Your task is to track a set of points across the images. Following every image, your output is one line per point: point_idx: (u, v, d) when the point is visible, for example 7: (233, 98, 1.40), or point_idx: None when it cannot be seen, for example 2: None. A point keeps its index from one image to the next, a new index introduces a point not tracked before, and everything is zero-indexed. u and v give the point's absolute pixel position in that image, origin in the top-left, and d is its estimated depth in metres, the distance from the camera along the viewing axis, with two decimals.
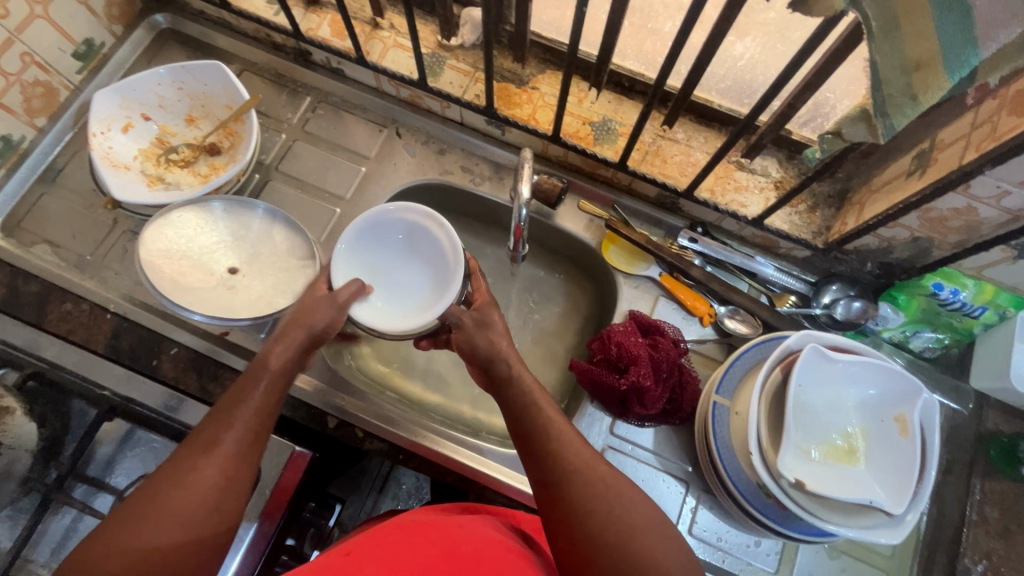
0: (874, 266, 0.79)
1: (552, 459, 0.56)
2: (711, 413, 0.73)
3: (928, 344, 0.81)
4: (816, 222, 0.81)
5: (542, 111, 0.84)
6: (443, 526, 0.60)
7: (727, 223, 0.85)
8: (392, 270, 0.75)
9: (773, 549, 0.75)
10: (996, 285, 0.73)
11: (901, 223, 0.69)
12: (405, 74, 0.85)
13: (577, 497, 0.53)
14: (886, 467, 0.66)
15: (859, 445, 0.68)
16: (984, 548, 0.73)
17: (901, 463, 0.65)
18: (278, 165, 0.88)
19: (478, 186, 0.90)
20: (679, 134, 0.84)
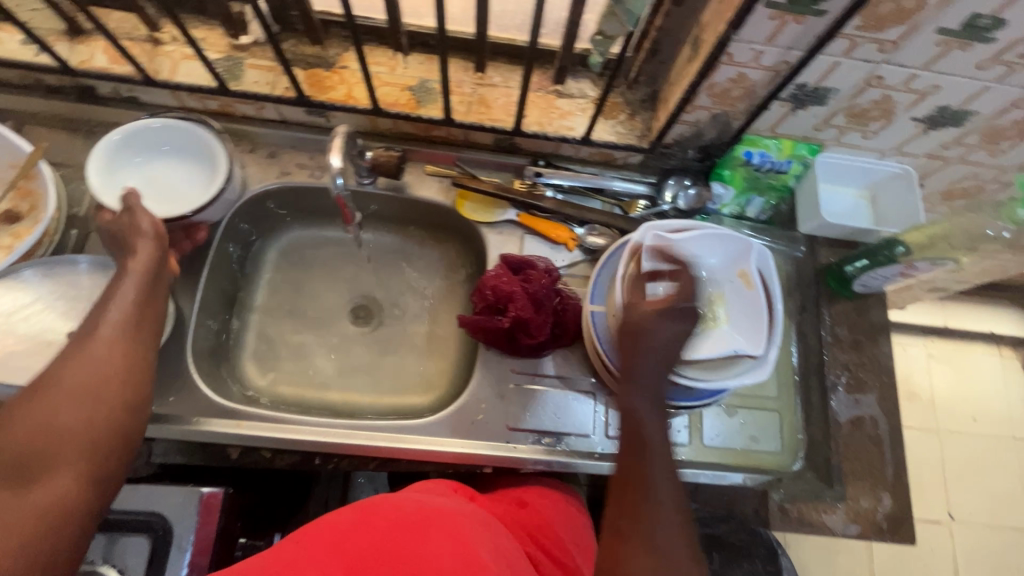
0: (696, 152, 0.87)
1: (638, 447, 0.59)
2: (592, 322, 0.78)
3: (760, 207, 0.90)
4: (638, 126, 0.87)
5: (357, 88, 0.83)
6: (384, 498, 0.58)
7: (564, 150, 0.89)
8: (163, 185, 0.80)
9: (682, 425, 0.82)
10: (792, 139, 0.82)
11: (698, 105, 0.76)
12: (203, 84, 0.81)
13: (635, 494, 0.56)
14: (743, 319, 0.73)
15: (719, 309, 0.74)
16: (844, 361, 0.85)
17: (752, 311, 0.73)
18: (95, 213, 0.81)
19: (320, 179, 0.88)
20: (496, 78, 0.86)
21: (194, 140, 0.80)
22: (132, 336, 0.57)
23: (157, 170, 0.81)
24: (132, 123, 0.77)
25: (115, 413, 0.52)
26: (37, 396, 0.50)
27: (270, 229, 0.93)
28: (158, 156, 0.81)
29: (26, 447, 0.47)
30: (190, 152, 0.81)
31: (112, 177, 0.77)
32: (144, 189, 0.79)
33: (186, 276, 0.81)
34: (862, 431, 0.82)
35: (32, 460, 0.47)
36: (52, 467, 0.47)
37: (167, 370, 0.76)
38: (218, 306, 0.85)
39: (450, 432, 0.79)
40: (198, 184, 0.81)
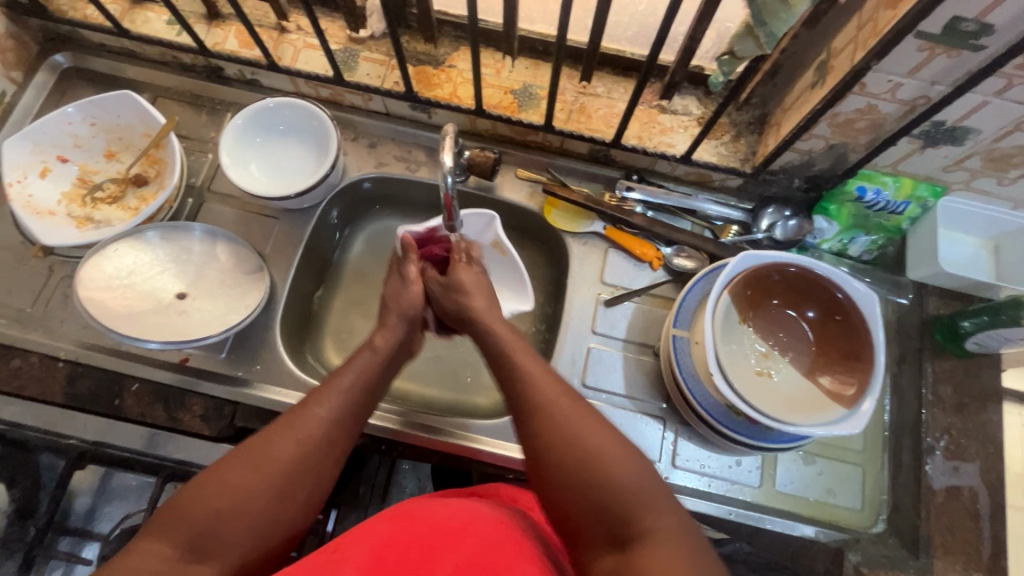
0: (802, 181, 0.83)
1: (528, 393, 0.61)
2: (673, 347, 0.75)
3: (864, 247, 0.85)
4: (742, 149, 0.84)
5: (462, 88, 0.85)
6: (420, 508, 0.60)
7: (659, 166, 0.87)
8: (280, 164, 0.85)
9: (754, 465, 0.78)
10: (914, 178, 0.76)
11: (814, 133, 0.72)
12: (320, 73, 0.85)
13: (538, 427, 0.58)
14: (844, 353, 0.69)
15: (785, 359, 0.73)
16: (945, 424, 0.78)
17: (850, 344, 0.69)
18: (210, 185, 0.87)
19: (415, 173, 0.90)
20: (599, 88, 0.85)
21: (311, 126, 0.84)
22: (339, 433, 0.61)
23: (275, 149, 0.86)
24: (252, 105, 0.82)
25: (312, 447, 0.58)
26: (289, 423, 0.59)
27: (360, 217, 0.96)
28: (276, 138, 0.85)
29: (220, 516, 0.52)
30: (303, 130, 0.85)
31: (240, 157, 0.83)
32: (265, 169, 0.85)
33: (282, 253, 0.85)
34: (959, 503, 0.75)
35: (261, 462, 0.56)
36: (261, 471, 0.55)
37: (258, 340, 0.80)
38: (307, 284, 0.88)
39: (514, 438, 0.79)
40: (307, 168, 0.85)
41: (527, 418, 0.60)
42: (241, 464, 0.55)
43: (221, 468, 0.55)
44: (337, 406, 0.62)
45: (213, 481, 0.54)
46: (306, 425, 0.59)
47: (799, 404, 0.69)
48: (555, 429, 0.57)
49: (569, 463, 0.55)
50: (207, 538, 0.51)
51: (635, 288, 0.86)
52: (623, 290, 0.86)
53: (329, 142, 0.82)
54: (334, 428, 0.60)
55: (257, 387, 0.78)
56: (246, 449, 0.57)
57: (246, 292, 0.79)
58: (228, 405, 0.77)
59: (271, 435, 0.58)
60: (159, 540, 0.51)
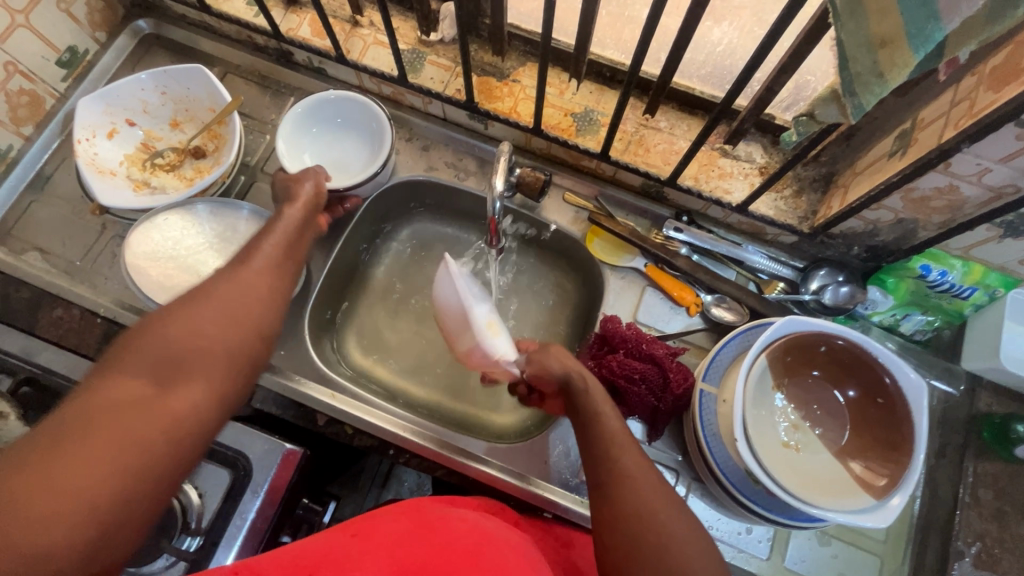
0: (861, 250, 0.79)
1: (602, 463, 0.58)
2: (698, 402, 0.73)
3: (918, 326, 0.80)
4: (802, 207, 0.80)
5: (523, 104, 0.84)
6: (439, 516, 0.60)
7: (712, 211, 0.84)
8: (333, 156, 0.86)
9: (764, 536, 0.75)
10: (985, 265, 0.72)
11: (884, 205, 0.68)
12: (385, 71, 0.86)
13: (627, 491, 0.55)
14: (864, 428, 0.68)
15: (814, 435, 0.69)
16: (979, 531, 0.73)
17: (890, 432, 0.65)
18: (263, 166, 0.88)
19: (463, 181, 0.90)
20: (662, 122, 0.83)
21: (369, 122, 0.85)
22: (273, 276, 0.61)
23: (330, 141, 0.86)
24: (312, 96, 0.83)
25: (254, 305, 0.56)
26: (229, 274, 0.58)
27: (401, 215, 0.96)
28: (331, 131, 0.86)
29: (180, 347, 0.50)
30: (358, 125, 0.86)
31: (295, 144, 0.84)
32: (318, 160, 0.85)
33: (323, 242, 0.86)
34: None
35: (200, 296, 0.54)
36: (204, 298, 0.54)
37: (286, 324, 0.81)
38: (340, 275, 0.89)
39: (521, 466, 0.78)
40: (360, 163, 0.86)
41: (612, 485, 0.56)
42: (182, 305, 0.53)
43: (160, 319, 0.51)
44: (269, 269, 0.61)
45: (159, 332, 0.50)
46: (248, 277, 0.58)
47: (827, 487, 0.65)
48: (642, 505, 0.53)
49: (654, 546, 0.51)
50: (169, 377, 0.48)
51: (668, 332, 0.83)
52: (656, 333, 0.83)
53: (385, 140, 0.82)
54: (269, 273, 0.60)
55: (277, 372, 0.79)
56: (186, 293, 0.55)
57: None
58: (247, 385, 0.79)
59: (209, 284, 0.56)
60: (119, 376, 0.47)
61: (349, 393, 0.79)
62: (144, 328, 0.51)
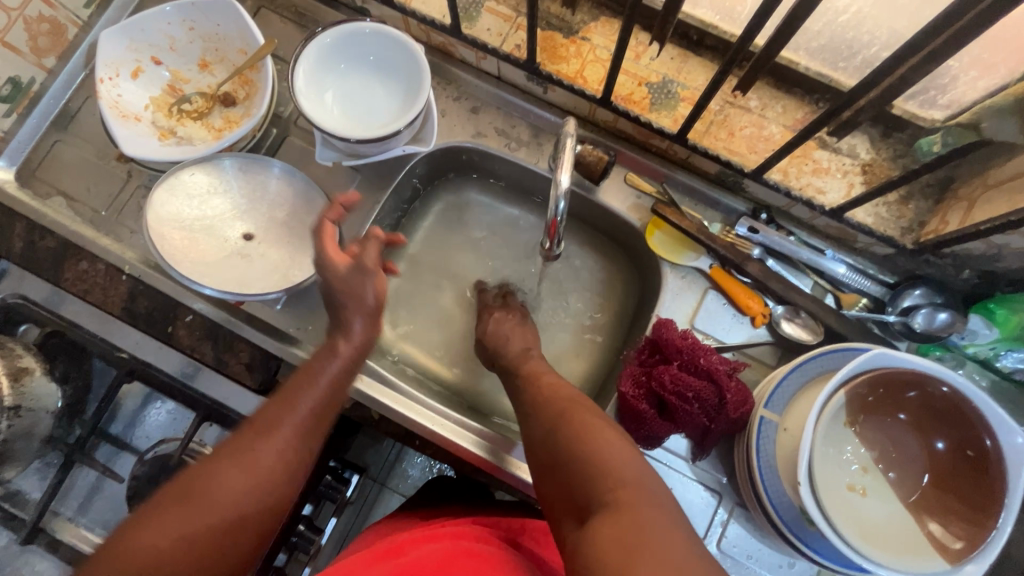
0: (972, 274, 0.68)
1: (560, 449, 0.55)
2: (756, 427, 0.66)
3: (1018, 365, 0.69)
4: (907, 216, 0.69)
5: (592, 68, 0.73)
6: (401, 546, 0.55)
7: (796, 210, 0.73)
8: (358, 99, 0.73)
9: (807, 572, 0.70)
10: None
11: (1021, 230, 0.57)
12: (436, 18, 0.75)
13: (599, 443, 0.53)
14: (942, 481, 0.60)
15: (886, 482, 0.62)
16: None
17: (981, 493, 0.57)
18: (297, 119, 0.80)
19: (514, 152, 0.80)
20: (753, 101, 0.71)
21: (405, 64, 0.71)
22: (299, 445, 0.55)
23: (357, 89, 0.73)
24: (344, 25, 0.69)
25: (259, 508, 0.50)
26: (228, 465, 0.51)
27: (443, 180, 0.88)
28: (357, 78, 0.73)
29: (166, 553, 0.45)
30: (394, 70, 0.72)
31: (317, 79, 0.71)
32: (342, 101, 0.72)
33: (359, 210, 0.79)
34: None
35: (193, 500, 0.48)
36: (201, 502, 0.48)
37: (316, 297, 0.76)
38: None
39: None
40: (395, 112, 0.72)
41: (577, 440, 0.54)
42: (179, 506, 0.48)
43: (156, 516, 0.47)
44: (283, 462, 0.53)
45: (144, 534, 0.46)
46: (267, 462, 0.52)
47: (896, 545, 0.57)
48: (603, 457, 0.51)
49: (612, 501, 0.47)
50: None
51: (727, 343, 0.74)
52: (714, 342, 0.75)
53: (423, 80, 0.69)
54: (295, 443, 0.55)
55: (303, 347, 0.74)
56: (184, 482, 0.50)
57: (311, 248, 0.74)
58: (274, 359, 0.75)
59: (214, 470, 0.50)
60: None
61: (377, 376, 0.75)
62: (137, 528, 0.47)
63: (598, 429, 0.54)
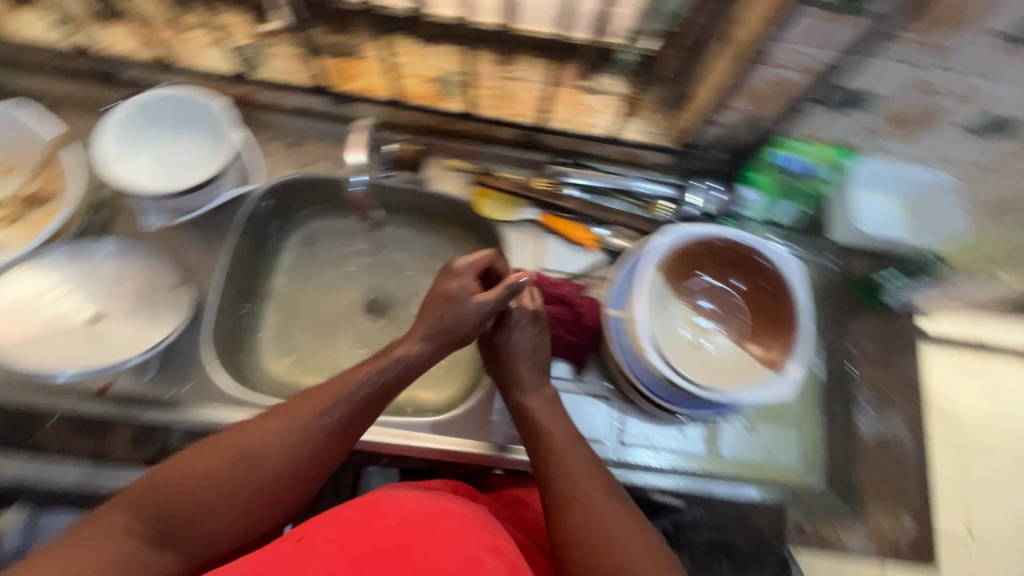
0: (725, 153, 0.84)
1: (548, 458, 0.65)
2: (612, 328, 0.75)
3: (793, 214, 0.86)
4: (667, 125, 0.84)
5: (381, 79, 0.83)
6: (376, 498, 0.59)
7: (588, 147, 0.87)
8: (174, 157, 0.77)
9: (698, 435, 0.80)
10: (828, 143, 0.80)
11: (731, 106, 0.73)
12: (227, 72, 0.81)
13: (574, 514, 0.60)
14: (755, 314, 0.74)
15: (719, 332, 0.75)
16: (870, 376, 0.82)
17: (778, 309, 0.71)
18: (119, 198, 0.81)
19: (340, 170, 0.87)
20: (522, 71, 0.84)
21: (207, 115, 0.76)
22: (243, 480, 0.55)
23: (167, 148, 0.77)
24: (139, 95, 0.73)
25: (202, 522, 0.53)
26: (185, 478, 0.54)
27: (289, 215, 0.91)
28: (165, 137, 0.77)
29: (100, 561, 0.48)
30: (199, 123, 0.77)
31: (125, 148, 0.74)
32: (156, 162, 0.76)
33: (207, 261, 0.81)
34: (887, 449, 0.80)
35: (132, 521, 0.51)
36: (139, 512, 0.52)
37: (186, 356, 0.76)
38: (237, 292, 0.84)
39: (464, 431, 0.79)
40: (208, 159, 0.77)
41: (560, 503, 0.61)
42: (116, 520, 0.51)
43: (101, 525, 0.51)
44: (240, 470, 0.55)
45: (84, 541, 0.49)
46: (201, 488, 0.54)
47: (740, 373, 0.70)
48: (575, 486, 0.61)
49: (582, 525, 0.59)
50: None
51: (575, 273, 0.85)
52: (563, 275, 0.85)
53: (227, 123, 0.75)
54: (239, 476, 0.55)
55: (187, 405, 0.74)
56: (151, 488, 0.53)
57: (164, 312, 0.75)
58: (157, 430, 0.73)
59: (168, 481, 0.54)
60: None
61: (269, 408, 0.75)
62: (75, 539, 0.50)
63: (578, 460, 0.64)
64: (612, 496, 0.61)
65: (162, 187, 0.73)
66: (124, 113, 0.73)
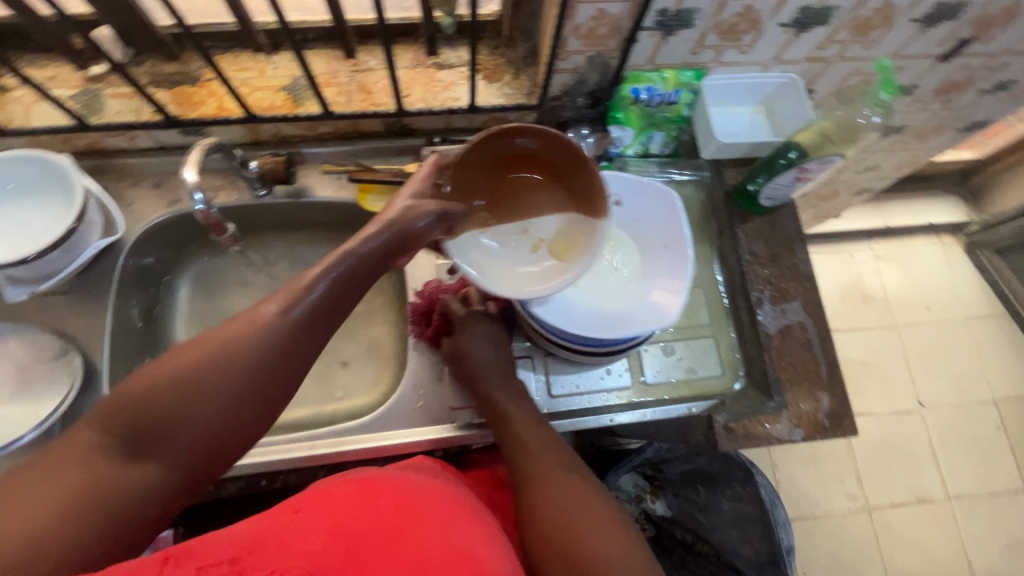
0: (586, 98, 0.86)
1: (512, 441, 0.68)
2: (511, 290, 0.77)
3: (662, 142, 0.91)
4: (524, 84, 0.86)
5: (228, 98, 0.80)
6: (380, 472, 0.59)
7: (456, 122, 0.88)
8: (24, 224, 0.73)
9: (623, 368, 0.83)
10: (674, 67, 0.83)
11: (569, 50, 0.76)
12: (62, 124, 0.77)
13: (536, 496, 0.62)
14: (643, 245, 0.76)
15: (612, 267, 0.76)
16: (766, 276, 0.85)
17: (663, 236, 0.74)
18: None
19: (213, 200, 0.85)
20: (371, 61, 0.84)
21: (51, 172, 0.72)
22: (157, 437, 0.47)
23: (14, 214, 0.73)
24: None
25: (120, 483, 0.45)
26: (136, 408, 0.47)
27: (180, 259, 0.91)
28: (12, 204, 0.73)
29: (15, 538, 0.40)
30: (44, 182, 0.73)
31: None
32: (4, 233, 0.72)
33: (88, 322, 0.77)
34: (792, 338, 0.83)
35: (97, 453, 0.46)
36: (94, 452, 0.45)
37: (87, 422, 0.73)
38: (133, 347, 0.81)
39: (395, 423, 0.79)
40: (60, 218, 0.73)
41: (527, 490, 0.63)
42: (86, 454, 0.45)
43: (85, 442, 0.46)
44: (141, 433, 0.47)
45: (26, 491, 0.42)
46: (122, 440, 0.46)
47: (626, 309, 0.73)
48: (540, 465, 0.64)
49: (543, 507, 0.60)
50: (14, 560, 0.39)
51: None
52: None
53: (69, 177, 0.71)
54: (148, 435, 0.47)
55: None
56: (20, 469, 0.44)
57: (55, 379, 0.72)
58: None
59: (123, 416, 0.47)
60: None
61: None
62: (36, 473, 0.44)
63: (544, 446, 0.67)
64: (571, 471, 0.64)
65: (13, 256, 0.70)
66: None
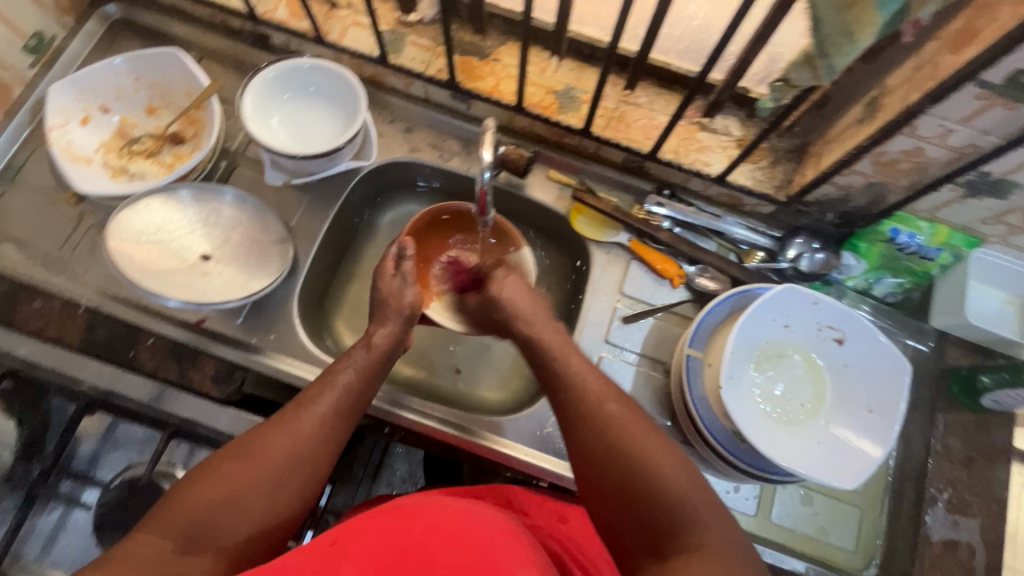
0: (835, 217, 0.81)
1: (622, 463, 0.54)
2: (686, 366, 0.74)
3: (890, 289, 0.83)
4: (778, 176, 0.83)
5: (505, 83, 0.85)
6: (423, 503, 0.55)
7: (692, 183, 0.86)
8: (303, 125, 0.82)
9: (752, 494, 0.77)
10: (949, 227, 0.76)
11: (855, 169, 0.72)
12: (365, 52, 0.86)
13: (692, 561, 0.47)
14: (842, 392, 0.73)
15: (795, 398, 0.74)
16: (950, 477, 0.77)
17: (872, 392, 0.71)
18: (244, 151, 0.87)
19: (447, 162, 0.90)
20: (642, 98, 0.85)
21: (344, 91, 0.81)
22: (316, 443, 0.58)
23: (300, 112, 0.82)
24: (286, 62, 0.79)
25: (275, 478, 0.54)
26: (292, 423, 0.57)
27: (392, 197, 0.96)
28: (303, 104, 0.82)
29: (214, 509, 0.51)
30: (334, 96, 0.82)
31: (262, 107, 0.79)
32: (286, 124, 0.81)
33: (308, 223, 0.85)
34: (953, 556, 0.75)
35: (255, 452, 0.55)
36: (261, 451, 0.55)
37: (275, 309, 0.80)
38: (328, 258, 0.89)
39: (516, 436, 0.79)
40: (333, 131, 0.81)
41: (679, 547, 0.48)
42: (250, 458, 0.54)
43: (256, 442, 0.56)
44: (301, 438, 0.57)
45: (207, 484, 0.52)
46: (284, 442, 0.56)
47: (803, 452, 0.69)
48: (685, 508, 0.50)
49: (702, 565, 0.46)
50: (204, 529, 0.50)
51: (655, 305, 0.85)
52: (643, 305, 0.85)
53: (358, 102, 0.79)
54: (310, 440, 0.57)
55: (268, 355, 0.78)
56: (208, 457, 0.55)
57: (268, 261, 0.80)
58: (239, 369, 0.78)
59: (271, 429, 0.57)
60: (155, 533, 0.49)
61: None
62: (208, 469, 0.54)
63: (682, 478, 0.52)
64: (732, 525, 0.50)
65: (288, 148, 0.78)
66: (270, 75, 0.79)
